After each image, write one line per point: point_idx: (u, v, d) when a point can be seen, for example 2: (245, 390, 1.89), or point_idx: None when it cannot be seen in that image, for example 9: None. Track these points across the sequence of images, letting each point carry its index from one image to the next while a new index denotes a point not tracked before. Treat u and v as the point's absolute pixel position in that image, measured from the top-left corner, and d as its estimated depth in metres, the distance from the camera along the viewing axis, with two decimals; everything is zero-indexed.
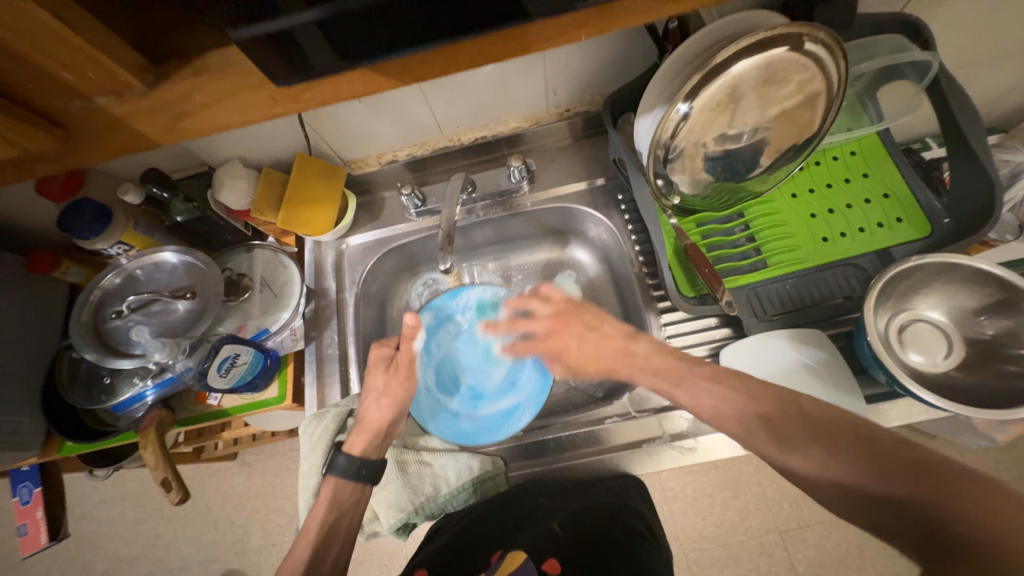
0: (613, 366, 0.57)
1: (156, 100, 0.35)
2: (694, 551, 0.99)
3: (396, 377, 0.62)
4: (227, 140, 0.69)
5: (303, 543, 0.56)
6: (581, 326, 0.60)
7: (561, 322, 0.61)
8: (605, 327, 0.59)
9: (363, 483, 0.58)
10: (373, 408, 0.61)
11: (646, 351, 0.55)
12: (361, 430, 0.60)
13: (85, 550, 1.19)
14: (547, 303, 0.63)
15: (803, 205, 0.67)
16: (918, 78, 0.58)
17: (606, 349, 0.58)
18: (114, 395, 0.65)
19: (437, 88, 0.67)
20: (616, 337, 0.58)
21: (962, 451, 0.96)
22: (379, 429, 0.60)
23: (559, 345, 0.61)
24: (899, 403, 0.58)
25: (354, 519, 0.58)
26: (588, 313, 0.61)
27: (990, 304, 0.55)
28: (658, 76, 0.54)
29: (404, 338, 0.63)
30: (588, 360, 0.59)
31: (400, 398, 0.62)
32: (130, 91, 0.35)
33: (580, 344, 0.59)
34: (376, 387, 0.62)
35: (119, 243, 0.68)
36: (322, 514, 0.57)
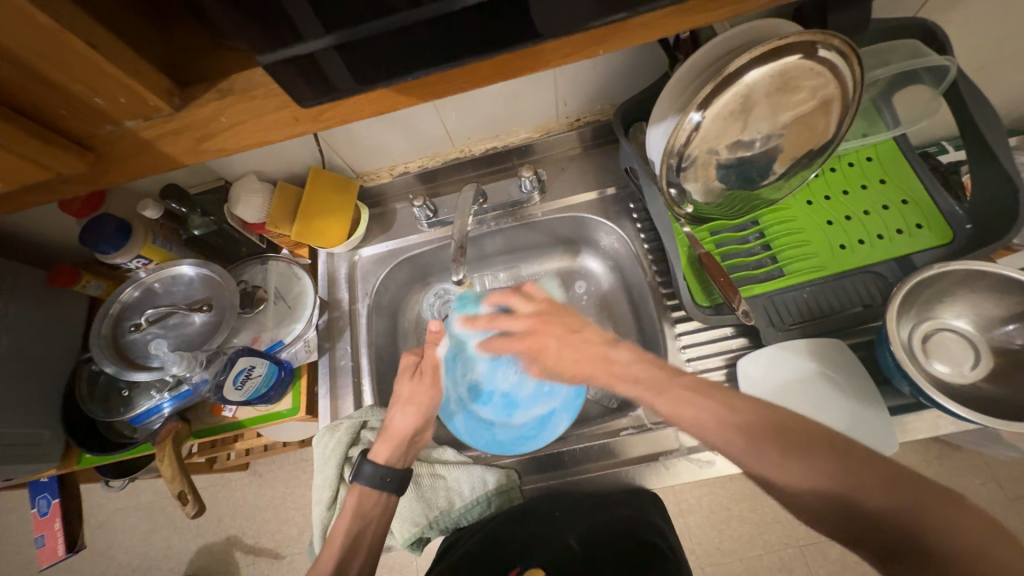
0: (591, 372, 0.55)
1: (182, 122, 0.35)
2: (711, 565, 0.97)
3: (421, 383, 0.63)
4: (244, 155, 0.70)
5: (325, 555, 0.55)
6: (561, 328, 0.59)
7: (541, 321, 0.60)
8: (585, 331, 0.57)
9: (385, 492, 0.58)
10: (399, 416, 0.61)
11: (625, 359, 0.53)
12: (386, 438, 0.60)
13: (100, 560, 1.20)
14: (529, 303, 0.62)
15: (819, 212, 0.66)
16: (935, 83, 0.58)
17: (584, 350, 0.56)
18: (132, 407, 0.66)
19: (447, 101, 0.67)
20: (597, 342, 0.56)
21: (989, 462, 0.93)
22: (405, 438, 0.60)
23: (537, 347, 0.60)
24: (925, 415, 0.56)
25: (377, 530, 0.57)
26: (571, 316, 0.59)
27: (1018, 312, 0.53)
28: (670, 85, 0.54)
29: (427, 346, 0.65)
30: (565, 361, 0.58)
31: (427, 405, 0.62)
32: (158, 115, 0.35)
33: (558, 347, 0.58)
34: (402, 396, 0.62)
35: (138, 257, 0.69)
36: (344, 526, 0.56)
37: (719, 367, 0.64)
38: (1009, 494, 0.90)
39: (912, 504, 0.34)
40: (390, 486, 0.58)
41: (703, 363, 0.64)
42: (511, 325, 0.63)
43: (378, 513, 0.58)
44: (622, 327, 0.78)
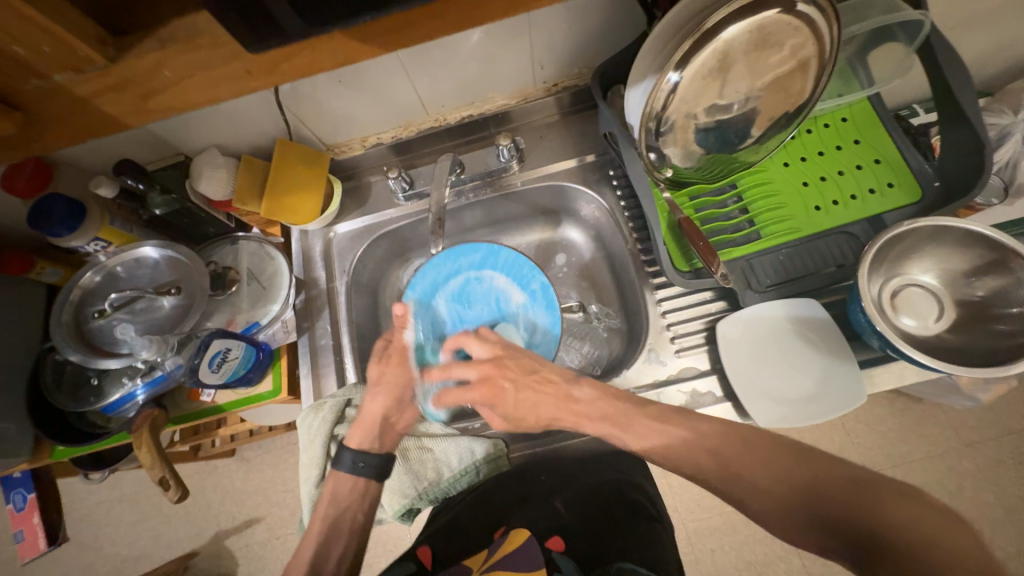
0: (557, 414, 0.58)
1: (121, 74, 0.35)
2: (693, 520, 1.02)
3: (389, 366, 0.64)
4: (203, 126, 0.66)
5: (308, 540, 0.57)
6: (516, 370, 0.60)
7: (496, 365, 0.60)
8: (542, 371, 0.60)
9: (363, 477, 0.58)
10: (370, 400, 0.62)
11: (589, 397, 0.57)
12: (359, 423, 0.61)
13: (86, 553, 1.18)
14: (486, 346, 0.62)
15: (796, 173, 0.66)
16: (909, 40, 0.58)
17: (548, 394, 0.58)
18: (103, 395, 0.64)
19: (419, 65, 0.64)
20: (558, 382, 0.59)
21: (948, 412, 0.99)
22: (375, 421, 0.61)
23: (493, 393, 0.58)
24: (892, 367, 0.58)
25: (357, 516, 0.58)
26: (525, 358, 0.61)
27: (982, 265, 0.55)
28: (648, 44, 0.52)
29: (395, 329, 0.65)
30: (527, 408, 0.58)
31: (398, 386, 0.63)
32: (90, 66, 0.35)
33: (516, 393, 0.58)
34: (373, 380, 0.63)
35: (95, 239, 0.65)
36: (323, 513, 0.57)
37: (700, 330, 0.65)
38: (963, 440, 0.97)
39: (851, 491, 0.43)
40: (365, 471, 0.58)
41: (684, 327, 0.65)
42: (463, 372, 0.60)
43: (357, 497, 0.59)
44: (603, 296, 0.79)
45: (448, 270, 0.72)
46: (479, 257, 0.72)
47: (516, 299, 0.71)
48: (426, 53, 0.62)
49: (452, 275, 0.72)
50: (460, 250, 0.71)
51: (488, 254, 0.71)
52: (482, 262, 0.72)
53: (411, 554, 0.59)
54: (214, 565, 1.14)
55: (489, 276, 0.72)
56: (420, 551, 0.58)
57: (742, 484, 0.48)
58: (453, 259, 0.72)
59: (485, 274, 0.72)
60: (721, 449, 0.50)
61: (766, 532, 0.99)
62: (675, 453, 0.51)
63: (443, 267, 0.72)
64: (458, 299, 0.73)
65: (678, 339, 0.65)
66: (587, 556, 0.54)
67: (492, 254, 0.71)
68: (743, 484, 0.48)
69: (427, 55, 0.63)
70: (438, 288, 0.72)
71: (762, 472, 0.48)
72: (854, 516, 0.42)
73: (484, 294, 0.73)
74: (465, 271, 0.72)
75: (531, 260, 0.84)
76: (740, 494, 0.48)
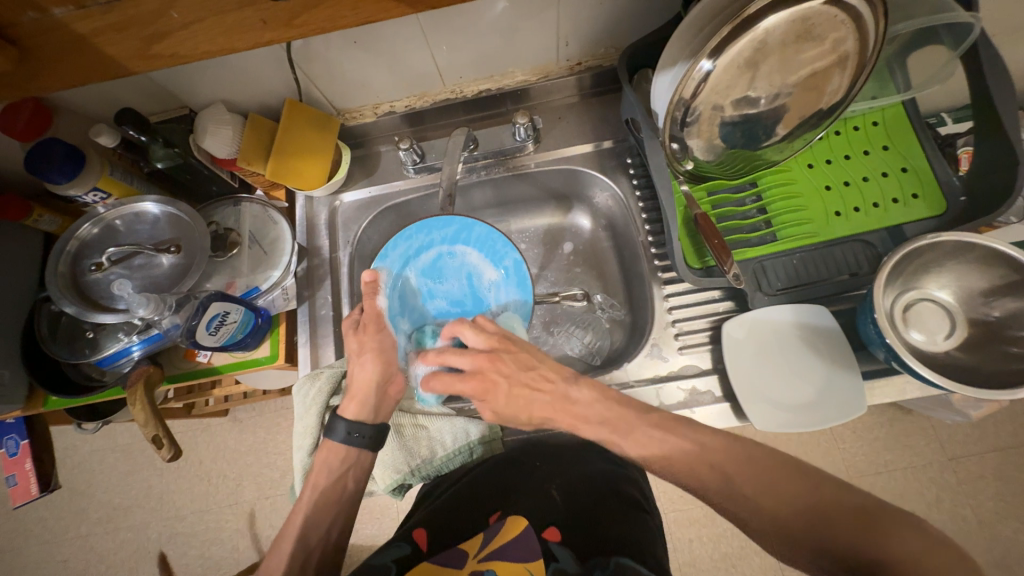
0: (551, 417, 0.53)
1: (125, 12, 0.33)
2: (674, 511, 1.04)
3: (368, 334, 0.60)
4: (211, 79, 0.63)
5: (297, 510, 0.56)
6: (513, 365, 0.54)
7: (490, 359, 0.54)
8: (541, 367, 0.55)
9: (356, 448, 0.57)
10: (359, 368, 0.58)
11: (586, 399, 0.52)
12: (351, 395, 0.58)
13: (78, 499, 1.20)
14: (481, 336, 0.56)
15: (819, 175, 0.65)
16: (955, 44, 0.55)
17: (543, 394, 0.54)
18: (98, 349, 0.63)
19: (439, 32, 0.61)
20: (556, 381, 0.54)
21: (936, 425, 0.99)
22: (369, 389, 0.58)
23: (486, 389, 0.53)
24: (894, 380, 0.58)
25: (347, 484, 0.58)
26: (525, 352, 0.56)
27: (1000, 285, 0.54)
28: (682, 29, 0.49)
29: (365, 296, 0.60)
30: (518, 407, 0.53)
31: (382, 350, 0.60)
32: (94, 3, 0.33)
33: (509, 390, 0.53)
34: (354, 350, 0.59)
35: (95, 190, 0.63)
36: (315, 481, 0.57)
37: (704, 329, 0.64)
38: (949, 454, 0.98)
39: (858, 524, 0.40)
40: (360, 442, 0.57)
41: (690, 324, 0.64)
42: (456, 361, 0.54)
43: (346, 466, 0.58)
44: (608, 286, 0.78)
45: (421, 241, 0.70)
46: (451, 232, 0.70)
47: (489, 276, 0.70)
48: (448, 19, 0.59)
49: (424, 249, 0.70)
50: (433, 224, 0.69)
51: (462, 228, 0.70)
52: (454, 237, 0.70)
53: (405, 535, 0.58)
54: (202, 520, 1.16)
55: (461, 252, 0.71)
56: (416, 533, 0.57)
57: (739, 500, 0.44)
58: (425, 233, 0.70)
59: (456, 249, 0.71)
60: (729, 468, 0.46)
61: (744, 528, 1.01)
62: (669, 465, 0.48)
63: (415, 239, 0.70)
64: (429, 273, 0.71)
65: (682, 336, 0.64)
66: (585, 544, 0.53)
67: (465, 229, 0.70)
68: (742, 501, 0.44)
69: (447, 21, 0.60)
70: (408, 262, 0.70)
71: (766, 499, 0.43)
72: (851, 544, 0.39)
73: (456, 270, 0.71)
74: (438, 245, 0.71)
75: (538, 245, 0.82)
76: (734, 506, 0.44)
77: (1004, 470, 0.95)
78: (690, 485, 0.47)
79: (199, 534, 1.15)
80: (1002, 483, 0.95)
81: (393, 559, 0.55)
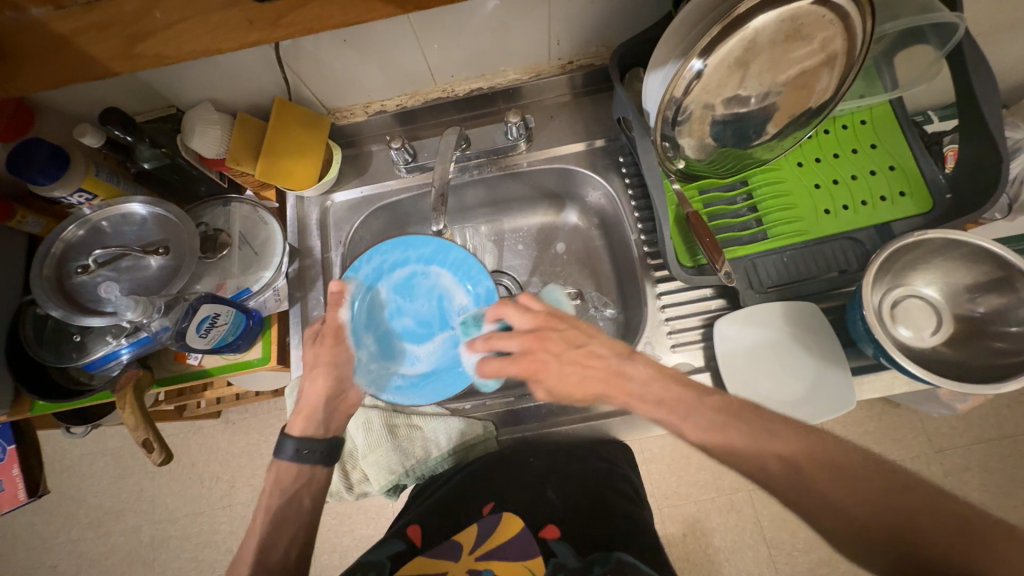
0: (606, 391, 0.55)
1: (105, 10, 0.33)
2: (668, 506, 1.05)
3: (325, 346, 0.61)
4: (199, 78, 0.62)
5: (255, 526, 0.56)
6: (561, 342, 0.57)
7: (539, 337, 0.57)
8: (590, 345, 0.57)
9: (308, 464, 0.58)
10: (309, 384, 0.60)
11: (643, 376, 0.54)
12: (299, 412, 0.59)
13: (68, 503, 1.18)
14: (526, 315, 0.58)
15: (809, 174, 0.65)
16: (940, 44, 0.56)
17: (593, 370, 0.55)
18: (86, 352, 0.62)
19: (430, 30, 0.61)
20: (607, 359, 0.56)
21: (923, 418, 1.01)
22: (315, 406, 0.59)
23: (538, 367, 0.55)
24: (882, 376, 0.59)
25: (304, 500, 0.57)
26: (571, 330, 0.58)
27: (985, 282, 0.55)
28: (672, 29, 0.49)
29: (329, 308, 0.61)
30: (572, 384, 0.55)
31: (336, 365, 0.61)
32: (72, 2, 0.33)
33: (560, 367, 0.55)
34: (309, 363, 0.61)
35: (80, 190, 0.62)
36: (268, 500, 0.56)
37: (696, 327, 0.65)
38: (935, 446, 0.99)
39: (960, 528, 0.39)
40: (310, 457, 0.58)
41: (682, 323, 0.65)
42: (505, 344, 0.57)
43: (303, 483, 0.58)
44: (601, 285, 0.78)
45: (392, 258, 0.68)
46: (429, 250, 0.68)
47: (460, 300, 0.68)
48: (439, 17, 0.59)
49: (399, 265, 0.68)
50: (411, 241, 0.68)
51: (438, 249, 0.68)
52: (432, 256, 0.68)
53: (399, 531, 0.58)
54: (195, 522, 1.15)
55: (436, 272, 0.68)
56: (410, 528, 0.57)
57: (805, 492, 0.44)
58: (402, 249, 0.68)
59: (432, 269, 0.68)
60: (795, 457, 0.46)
61: (737, 522, 1.02)
62: (725, 456, 0.48)
63: (391, 254, 0.67)
64: (401, 290, 0.68)
65: (674, 334, 0.64)
66: (582, 542, 0.54)
67: (442, 250, 0.68)
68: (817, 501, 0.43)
69: (440, 21, 0.59)
70: (383, 276, 0.68)
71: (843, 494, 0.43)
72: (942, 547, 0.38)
73: (428, 290, 0.68)
74: (413, 263, 0.68)
75: (531, 244, 0.82)
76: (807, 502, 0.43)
77: (989, 462, 0.97)
78: (750, 475, 0.47)
79: (192, 537, 1.14)
80: (987, 474, 0.97)
81: (388, 555, 0.55)
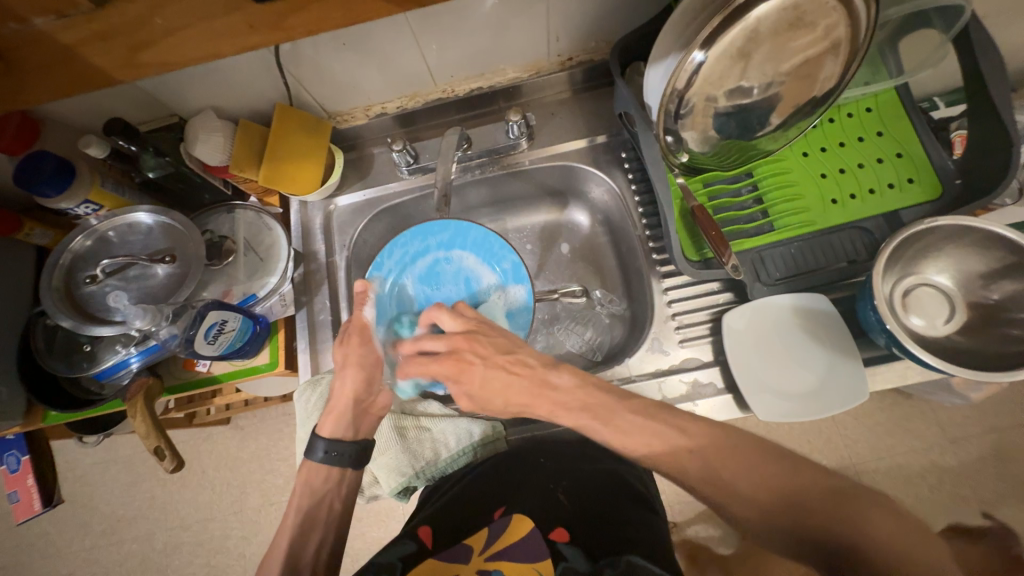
0: (529, 402, 0.54)
1: (109, 20, 0.33)
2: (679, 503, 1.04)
3: (353, 346, 0.60)
4: (200, 87, 0.63)
5: (284, 531, 0.55)
6: (487, 348, 0.57)
7: (466, 339, 0.58)
8: (519, 351, 0.57)
9: (339, 466, 0.57)
10: (339, 382, 0.59)
11: (614, 385, 0.53)
12: (330, 412, 0.59)
13: (82, 512, 1.19)
14: (459, 320, 0.59)
15: (814, 163, 0.64)
16: (946, 28, 0.55)
17: (519, 378, 0.55)
18: (96, 362, 0.63)
19: (428, 30, 0.61)
20: (534, 367, 0.55)
21: (936, 409, 1.00)
22: (348, 404, 0.58)
23: (459, 368, 0.56)
24: (895, 366, 0.58)
25: (334, 504, 0.57)
26: (500, 337, 0.58)
27: (999, 268, 0.54)
28: (673, 20, 0.49)
29: (354, 307, 0.61)
30: (493, 390, 0.55)
31: (365, 363, 0.60)
32: (75, 11, 0.32)
33: (484, 370, 0.56)
34: (338, 363, 0.60)
35: (86, 202, 0.63)
36: (299, 502, 0.56)
37: (705, 321, 0.64)
38: (949, 436, 0.98)
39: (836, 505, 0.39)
40: (339, 460, 0.57)
41: (690, 317, 0.64)
42: (432, 344, 0.58)
43: (333, 486, 0.57)
44: (607, 281, 0.78)
45: (412, 250, 0.70)
46: (447, 236, 0.70)
47: (487, 278, 0.70)
48: (437, 17, 0.59)
49: (420, 255, 0.70)
50: (427, 229, 0.69)
51: (456, 233, 0.69)
52: (450, 241, 0.70)
53: (410, 533, 0.57)
54: (207, 528, 1.16)
55: (458, 256, 0.70)
56: (420, 530, 0.57)
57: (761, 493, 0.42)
58: (421, 239, 0.70)
59: (453, 254, 0.70)
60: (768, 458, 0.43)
61: None
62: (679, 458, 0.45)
63: (411, 245, 0.69)
64: (426, 279, 0.71)
65: (682, 329, 0.64)
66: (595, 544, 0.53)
67: (460, 233, 0.69)
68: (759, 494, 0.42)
69: (437, 20, 0.59)
70: (406, 269, 0.70)
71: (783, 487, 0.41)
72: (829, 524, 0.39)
73: (454, 274, 0.71)
74: (433, 250, 0.70)
75: (535, 242, 0.82)
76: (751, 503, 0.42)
77: (1005, 451, 0.96)
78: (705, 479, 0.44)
79: (205, 543, 1.15)
80: (1003, 464, 0.95)
81: (398, 557, 0.54)
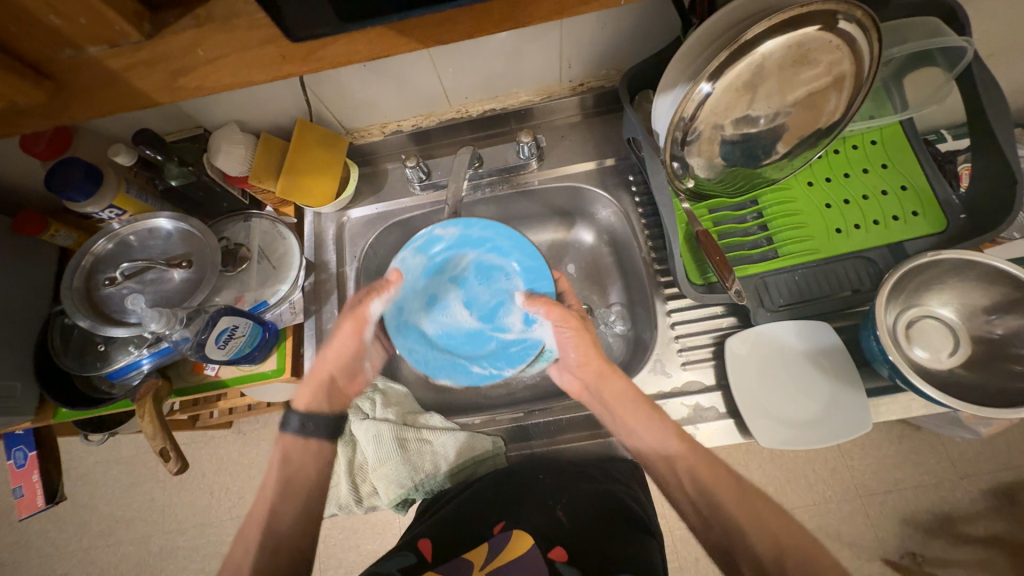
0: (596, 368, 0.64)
1: (154, 49, 0.37)
2: (679, 529, 1.02)
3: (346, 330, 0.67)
4: (227, 102, 0.66)
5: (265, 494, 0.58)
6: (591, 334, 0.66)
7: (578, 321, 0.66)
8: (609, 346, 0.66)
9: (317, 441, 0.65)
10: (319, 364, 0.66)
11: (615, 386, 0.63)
12: (306, 387, 0.66)
13: (81, 511, 1.20)
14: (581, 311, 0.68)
15: (819, 193, 0.65)
16: (949, 66, 0.56)
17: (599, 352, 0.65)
18: (109, 362, 0.64)
19: (446, 54, 0.63)
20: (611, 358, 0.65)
21: (946, 443, 0.98)
22: (321, 386, 0.66)
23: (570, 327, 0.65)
24: (899, 398, 0.58)
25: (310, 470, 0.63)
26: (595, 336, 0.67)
27: (1002, 302, 0.55)
28: (681, 52, 0.50)
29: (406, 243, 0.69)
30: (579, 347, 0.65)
31: (343, 353, 0.66)
32: (126, 42, 0.36)
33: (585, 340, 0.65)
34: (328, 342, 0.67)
35: (111, 207, 0.65)
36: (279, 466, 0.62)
37: (707, 345, 0.64)
38: (959, 472, 0.96)
39: None
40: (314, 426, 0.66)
41: (693, 341, 0.64)
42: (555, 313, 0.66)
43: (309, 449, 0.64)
44: (611, 300, 0.78)
45: (498, 242, 0.71)
46: (530, 263, 0.69)
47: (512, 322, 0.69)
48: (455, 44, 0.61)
49: (498, 250, 0.71)
50: (526, 248, 0.69)
51: (537, 270, 0.69)
52: (528, 270, 0.70)
53: (411, 545, 0.57)
54: (203, 533, 1.16)
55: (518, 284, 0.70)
56: (420, 543, 0.57)
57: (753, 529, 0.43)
58: (513, 244, 0.71)
59: (518, 280, 0.70)
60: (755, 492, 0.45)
61: None
62: None
63: (501, 240, 0.71)
64: (482, 270, 0.72)
65: (685, 352, 0.64)
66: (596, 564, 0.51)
67: (537, 272, 0.69)
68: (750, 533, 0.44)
69: (455, 46, 0.62)
70: (479, 247, 0.72)
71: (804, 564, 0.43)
72: None
73: (501, 287, 0.71)
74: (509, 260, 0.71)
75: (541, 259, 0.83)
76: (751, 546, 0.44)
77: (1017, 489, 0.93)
78: None
79: (200, 548, 1.15)
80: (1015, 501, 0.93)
81: (398, 568, 0.54)
